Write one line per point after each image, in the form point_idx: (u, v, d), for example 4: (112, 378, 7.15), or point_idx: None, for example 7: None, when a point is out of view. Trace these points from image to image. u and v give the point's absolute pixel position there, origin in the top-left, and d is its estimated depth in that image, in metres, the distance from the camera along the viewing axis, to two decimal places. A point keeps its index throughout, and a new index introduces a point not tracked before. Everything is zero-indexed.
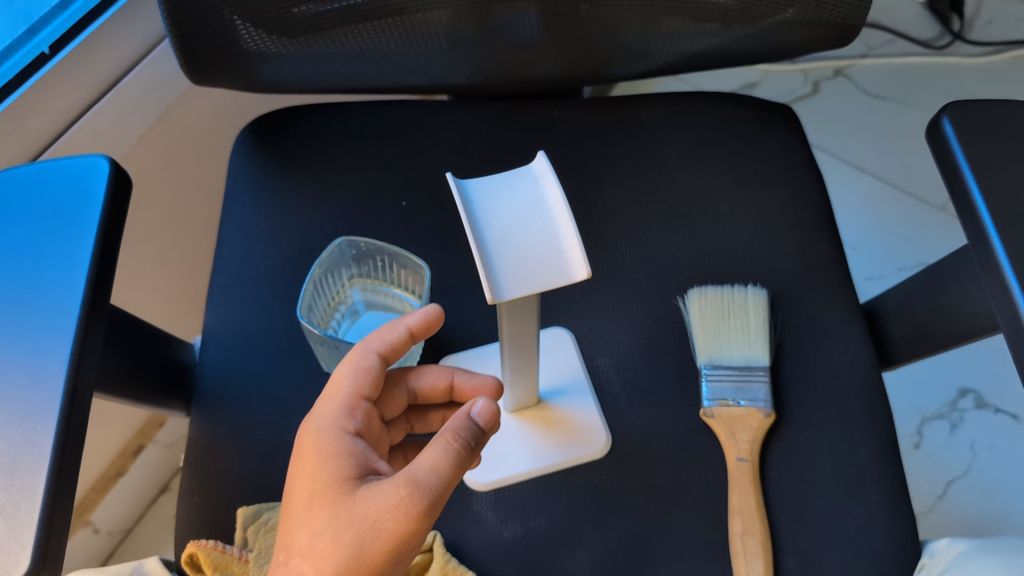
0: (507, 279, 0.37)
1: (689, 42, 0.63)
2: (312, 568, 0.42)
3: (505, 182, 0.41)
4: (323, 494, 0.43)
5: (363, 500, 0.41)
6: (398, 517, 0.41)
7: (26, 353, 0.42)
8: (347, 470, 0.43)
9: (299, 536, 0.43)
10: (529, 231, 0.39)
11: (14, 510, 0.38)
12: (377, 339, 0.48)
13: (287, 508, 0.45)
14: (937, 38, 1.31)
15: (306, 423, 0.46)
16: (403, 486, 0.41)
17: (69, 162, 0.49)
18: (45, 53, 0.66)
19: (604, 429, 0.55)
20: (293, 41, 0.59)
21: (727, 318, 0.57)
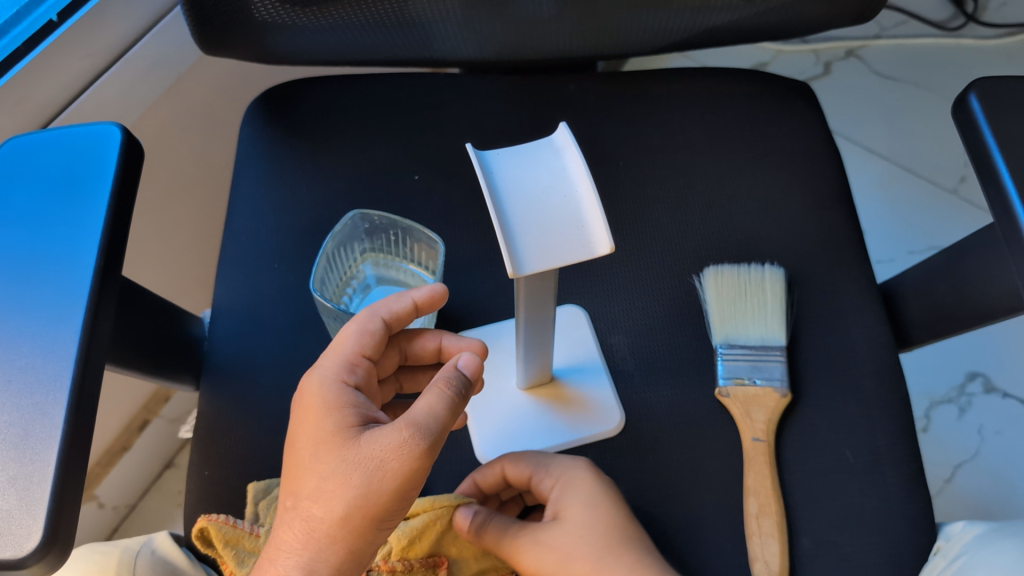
0: (527, 251, 0.36)
1: (708, 16, 0.62)
2: (323, 507, 0.41)
3: (526, 152, 0.40)
4: (328, 440, 0.42)
5: (367, 443, 0.41)
6: (402, 456, 0.41)
7: (36, 323, 0.41)
8: (352, 418, 0.43)
9: (306, 480, 0.42)
10: (550, 203, 0.38)
11: (27, 482, 0.37)
12: (384, 306, 0.49)
13: (289, 458, 0.44)
14: (950, 19, 1.30)
15: (307, 377, 0.46)
16: (405, 428, 0.41)
17: (80, 131, 0.48)
18: (53, 21, 0.64)
19: (617, 408, 0.54)
20: (306, 10, 0.58)
21: (741, 297, 0.57)
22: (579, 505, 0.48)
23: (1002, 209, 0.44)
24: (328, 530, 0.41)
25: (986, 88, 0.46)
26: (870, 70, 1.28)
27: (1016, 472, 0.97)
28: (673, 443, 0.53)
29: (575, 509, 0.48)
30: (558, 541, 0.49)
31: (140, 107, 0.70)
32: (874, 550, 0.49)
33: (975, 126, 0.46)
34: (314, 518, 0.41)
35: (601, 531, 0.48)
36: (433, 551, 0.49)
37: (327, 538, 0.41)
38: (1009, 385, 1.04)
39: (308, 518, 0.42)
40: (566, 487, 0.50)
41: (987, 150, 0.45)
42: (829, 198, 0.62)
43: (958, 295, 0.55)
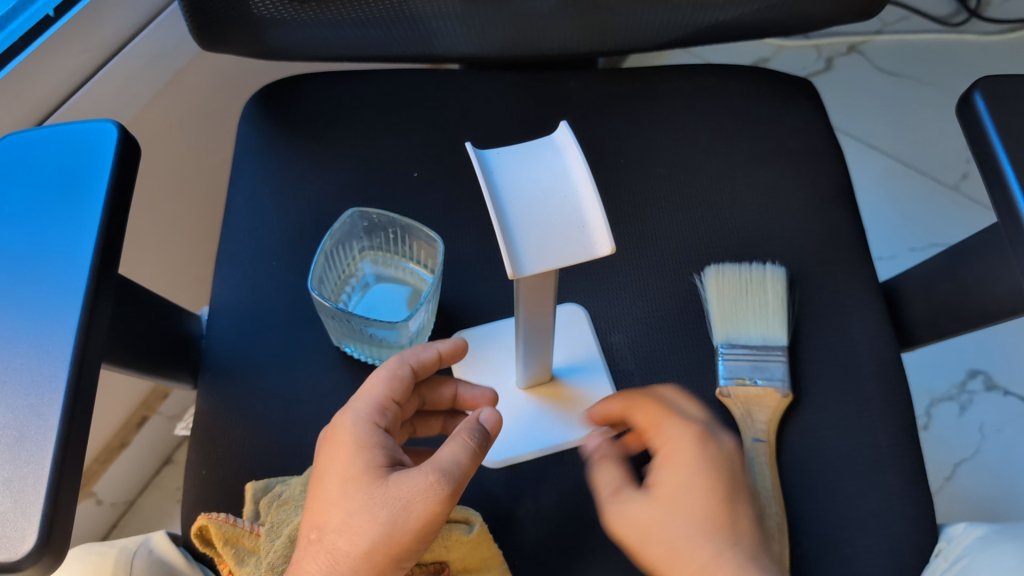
0: (527, 255, 0.36)
1: (710, 12, 0.62)
2: (348, 542, 0.42)
3: (525, 152, 0.39)
4: (357, 478, 0.43)
5: (395, 483, 0.42)
6: (427, 499, 0.41)
7: (32, 323, 0.41)
8: (380, 458, 0.44)
9: (333, 514, 0.43)
10: (550, 204, 0.37)
11: (23, 483, 0.37)
12: (413, 354, 0.48)
13: (315, 492, 0.45)
14: (952, 15, 1.29)
15: (339, 416, 0.46)
16: (431, 472, 0.42)
17: (75, 128, 0.47)
18: (50, 16, 0.64)
19: None
20: (305, 6, 0.58)
21: (739, 296, 0.56)
22: (669, 481, 0.45)
23: (1006, 210, 0.43)
24: (352, 565, 0.41)
25: (990, 87, 0.46)
26: (872, 65, 1.27)
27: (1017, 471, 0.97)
28: None
29: (665, 485, 0.45)
30: (642, 512, 0.44)
31: (138, 102, 0.70)
32: (874, 551, 0.49)
33: (979, 125, 0.45)
34: (338, 552, 0.42)
35: (699, 517, 0.44)
36: (435, 557, 0.48)
37: (349, 574, 0.42)
38: (1010, 383, 1.03)
39: (333, 551, 0.42)
40: (669, 457, 0.46)
41: (991, 150, 0.44)
42: (831, 196, 0.62)
43: (961, 295, 0.55)
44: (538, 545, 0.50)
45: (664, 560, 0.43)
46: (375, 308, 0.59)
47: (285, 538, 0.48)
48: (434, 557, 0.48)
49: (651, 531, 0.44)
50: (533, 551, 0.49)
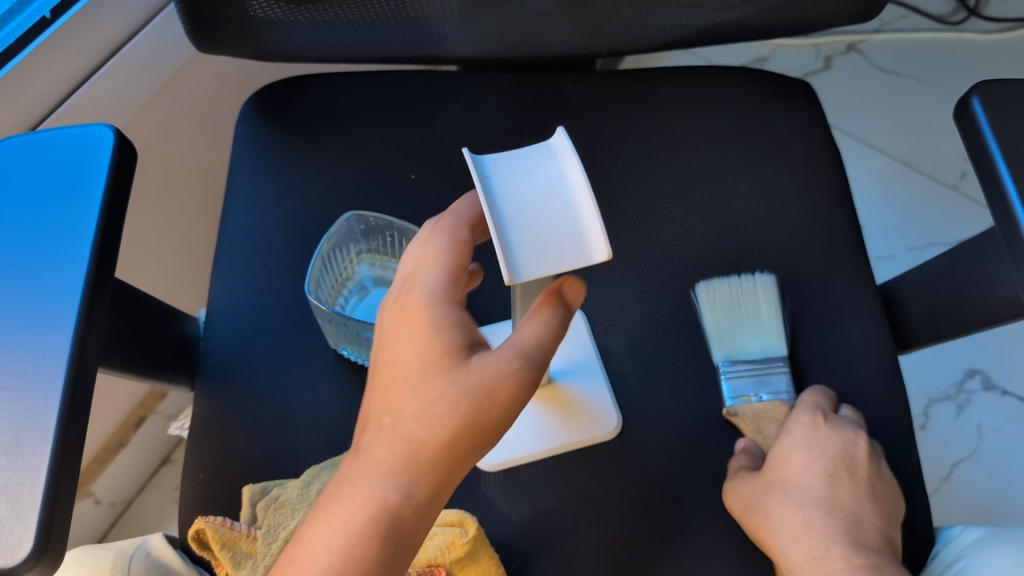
0: (522, 251, 0.36)
1: (708, 14, 0.62)
2: (430, 433, 0.39)
3: (525, 158, 0.40)
4: (435, 363, 0.39)
5: (478, 369, 0.39)
6: (510, 385, 0.39)
7: (29, 328, 0.41)
8: (460, 340, 0.40)
9: (410, 401, 0.39)
10: (546, 208, 0.37)
11: (19, 490, 0.36)
12: (469, 211, 0.42)
13: (386, 373, 0.41)
14: (951, 14, 1.29)
15: (408, 291, 0.42)
16: (515, 357, 0.39)
17: (72, 132, 0.47)
18: (46, 18, 0.64)
19: (616, 411, 0.53)
20: (303, 8, 0.58)
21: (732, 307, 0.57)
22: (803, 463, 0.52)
23: (1004, 215, 0.43)
24: (432, 456, 0.39)
25: (988, 92, 0.46)
26: (871, 64, 1.27)
27: (1015, 471, 0.97)
28: (670, 448, 0.52)
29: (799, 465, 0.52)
30: (752, 482, 0.50)
31: (135, 103, 0.70)
32: None
33: (976, 130, 0.45)
34: (416, 442, 0.39)
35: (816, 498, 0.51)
36: (430, 561, 0.49)
37: (428, 465, 0.39)
38: (1008, 383, 1.04)
39: (410, 441, 0.39)
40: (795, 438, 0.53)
41: (988, 155, 0.44)
42: (829, 199, 0.62)
43: (958, 298, 0.55)
44: (536, 546, 0.50)
45: (761, 529, 0.48)
46: (371, 309, 0.60)
47: (281, 542, 0.49)
48: (428, 561, 0.49)
49: (755, 501, 0.49)
50: (530, 553, 0.50)
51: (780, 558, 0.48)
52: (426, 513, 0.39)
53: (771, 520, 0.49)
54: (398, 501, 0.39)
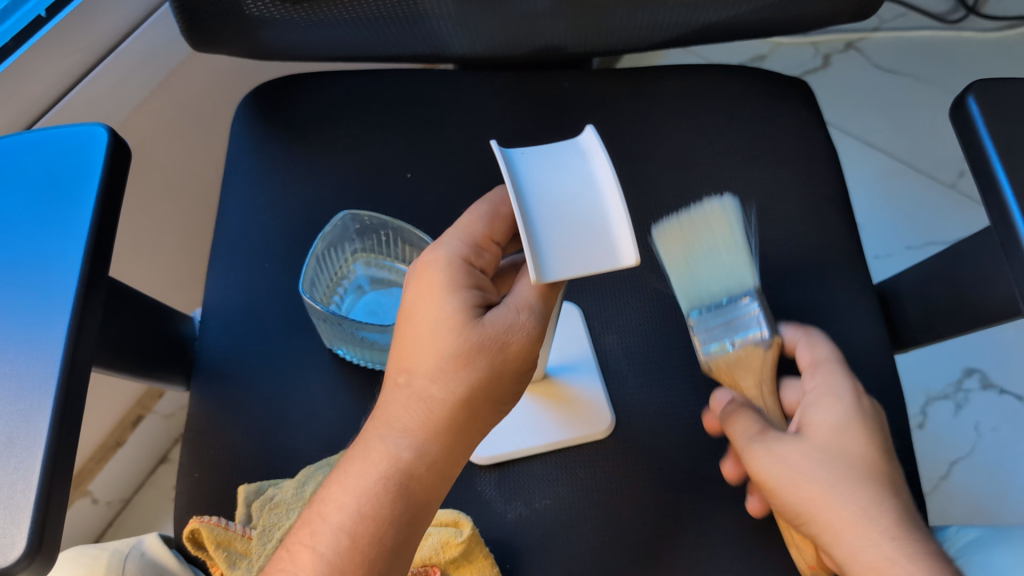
0: (549, 249, 0.36)
1: (704, 12, 0.61)
2: (444, 387, 0.42)
3: (555, 154, 0.40)
4: (451, 321, 0.42)
5: (489, 325, 0.42)
6: (520, 337, 0.42)
7: (23, 327, 0.41)
8: (476, 299, 0.43)
9: (425, 359, 0.42)
10: (574, 204, 0.38)
11: (12, 490, 0.36)
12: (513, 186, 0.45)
13: (403, 330, 0.44)
14: (950, 12, 1.29)
15: (430, 252, 0.43)
16: (524, 312, 0.42)
17: (66, 131, 0.47)
18: (41, 16, 0.64)
19: (610, 411, 0.53)
20: (298, 7, 0.58)
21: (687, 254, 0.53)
22: (827, 420, 0.49)
23: (999, 215, 0.43)
24: (448, 411, 0.42)
25: (983, 91, 0.46)
26: (869, 62, 1.27)
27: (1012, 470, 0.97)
28: (664, 447, 0.52)
29: (825, 425, 0.48)
30: (791, 453, 0.47)
31: (131, 102, 0.70)
32: None
33: (972, 129, 0.45)
34: (432, 399, 0.42)
35: (859, 465, 0.47)
36: (425, 560, 0.49)
37: (444, 421, 0.42)
38: (1006, 382, 1.04)
39: (427, 399, 0.42)
40: (821, 398, 0.50)
41: (984, 154, 0.44)
42: (826, 198, 0.62)
43: (955, 298, 0.55)
44: (530, 545, 0.50)
45: (815, 504, 0.46)
46: (368, 309, 0.59)
47: (275, 542, 0.49)
48: (423, 561, 0.49)
49: (799, 477, 0.46)
50: (525, 553, 0.50)
51: (844, 540, 0.45)
52: (437, 469, 0.43)
53: (826, 493, 0.46)
54: (410, 460, 0.42)
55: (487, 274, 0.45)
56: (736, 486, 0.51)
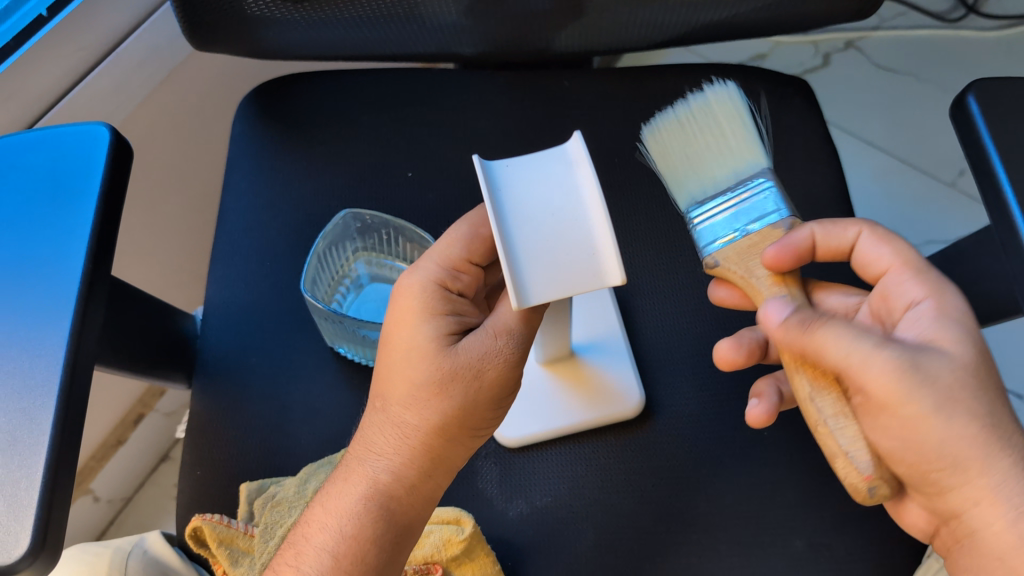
0: (534, 286, 0.36)
1: (704, 11, 0.62)
2: (417, 413, 0.42)
3: (536, 172, 0.39)
4: (423, 349, 0.42)
5: (463, 350, 0.42)
6: (497, 364, 0.42)
7: (25, 326, 0.41)
8: (450, 326, 0.43)
9: (399, 386, 0.43)
10: (558, 230, 0.37)
11: (15, 488, 0.37)
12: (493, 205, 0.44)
13: (383, 355, 0.44)
14: (950, 11, 1.29)
15: (406, 279, 0.44)
16: (500, 337, 0.42)
17: (68, 130, 0.47)
18: (42, 16, 0.64)
19: (638, 391, 0.54)
20: (299, 6, 0.58)
21: (696, 142, 0.48)
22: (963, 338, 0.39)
23: (999, 213, 0.43)
24: (422, 438, 0.42)
25: (984, 89, 0.46)
26: (869, 61, 1.27)
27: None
28: (664, 445, 0.52)
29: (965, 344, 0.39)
30: (942, 374, 0.37)
31: (132, 101, 0.70)
32: (868, 552, 0.49)
33: (972, 127, 0.45)
34: (406, 425, 0.42)
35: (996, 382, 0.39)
36: (427, 557, 0.50)
37: (419, 448, 0.42)
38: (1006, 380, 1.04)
39: (401, 425, 0.43)
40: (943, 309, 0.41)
41: (984, 152, 0.44)
42: (826, 197, 0.62)
43: None
44: (531, 543, 0.50)
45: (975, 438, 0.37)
46: (368, 307, 0.60)
47: (280, 540, 0.49)
48: (424, 558, 0.50)
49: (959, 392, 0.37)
50: (525, 551, 0.50)
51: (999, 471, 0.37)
52: (416, 492, 0.43)
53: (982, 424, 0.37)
54: (388, 481, 0.42)
55: (467, 297, 0.45)
56: (736, 484, 0.51)
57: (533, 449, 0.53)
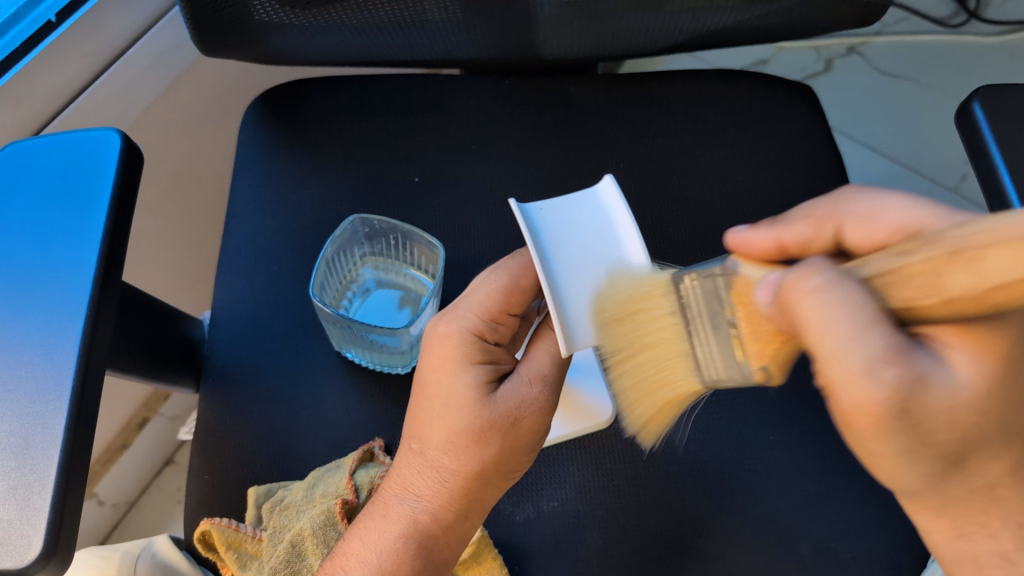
0: (580, 319, 0.43)
1: (711, 18, 0.62)
2: (456, 458, 0.44)
3: (576, 214, 0.48)
4: (462, 398, 0.44)
5: (502, 399, 0.44)
6: (535, 411, 0.45)
7: (36, 331, 0.41)
8: (487, 375, 0.45)
9: (436, 431, 0.44)
10: (601, 267, 0.45)
11: (28, 491, 0.37)
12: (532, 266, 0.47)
13: (418, 400, 0.46)
14: (952, 16, 1.28)
15: (443, 329, 0.46)
16: (537, 385, 0.45)
17: (79, 136, 0.48)
18: (52, 22, 0.64)
19: (608, 414, 0.54)
20: (306, 13, 0.58)
21: (641, 320, 0.41)
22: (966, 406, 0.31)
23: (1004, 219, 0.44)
24: (460, 481, 0.44)
25: (989, 95, 0.46)
26: (872, 66, 1.27)
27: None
28: (672, 450, 0.52)
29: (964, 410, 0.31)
30: (941, 406, 0.31)
31: (139, 106, 0.70)
32: (873, 556, 0.49)
33: (977, 133, 0.46)
34: (444, 469, 0.44)
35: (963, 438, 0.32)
36: None
37: (457, 491, 0.44)
38: None
39: (439, 468, 0.44)
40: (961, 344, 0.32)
41: (989, 159, 0.45)
42: None
43: None
44: (538, 546, 0.50)
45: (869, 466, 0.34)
46: (375, 311, 0.60)
47: (286, 544, 0.49)
48: None
49: (945, 423, 0.31)
50: (532, 554, 0.50)
51: (889, 476, 0.34)
52: (452, 532, 0.45)
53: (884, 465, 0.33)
54: (427, 521, 0.44)
55: (500, 345, 0.48)
56: (743, 489, 0.51)
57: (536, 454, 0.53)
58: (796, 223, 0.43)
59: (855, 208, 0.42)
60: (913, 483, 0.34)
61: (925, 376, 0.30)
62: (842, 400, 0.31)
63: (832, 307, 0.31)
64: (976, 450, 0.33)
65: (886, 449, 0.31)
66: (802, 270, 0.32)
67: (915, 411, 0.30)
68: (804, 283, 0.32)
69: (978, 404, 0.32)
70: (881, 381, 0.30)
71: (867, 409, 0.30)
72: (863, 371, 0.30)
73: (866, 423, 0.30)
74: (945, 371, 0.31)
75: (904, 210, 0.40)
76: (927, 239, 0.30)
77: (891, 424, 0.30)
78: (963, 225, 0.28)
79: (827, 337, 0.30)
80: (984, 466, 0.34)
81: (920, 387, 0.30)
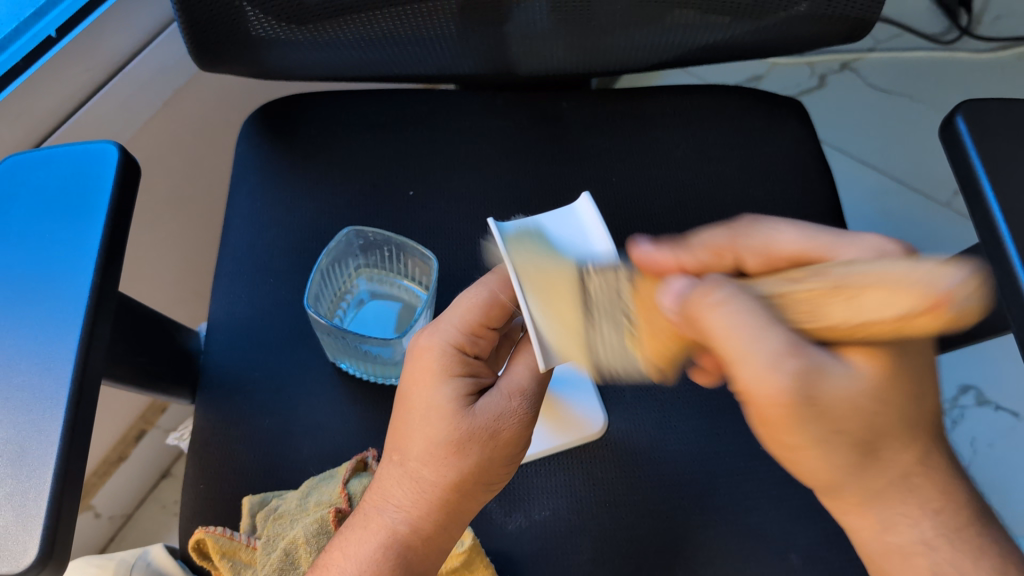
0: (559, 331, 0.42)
1: (701, 35, 0.62)
2: (436, 469, 0.44)
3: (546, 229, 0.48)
4: (441, 408, 0.45)
5: (482, 411, 0.45)
6: (514, 423, 0.45)
7: (34, 341, 0.42)
8: (467, 388, 0.46)
9: (417, 441, 0.45)
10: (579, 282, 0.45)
11: (24, 498, 0.37)
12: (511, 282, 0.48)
13: (399, 412, 0.47)
14: (944, 33, 1.30)
15: (425, 340, 0.47)
16: (516, 399, 0.46)
17: (77, 149, 0.48)
18: (52, 36, 0.65)
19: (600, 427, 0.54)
20: (303, 28, 0.59)
21: (553, 291, 0.42)
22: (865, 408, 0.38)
23: (986, 230, 0.44)
24: (438, 492, 0.44)
25: (972, 110, 0.47)
26: (865, 82, 1.29)
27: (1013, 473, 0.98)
28: (664, 460, 0.53)
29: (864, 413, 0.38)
30: (843, 394, 0.36)
31: (137, 121, 0.71)
32: (861, 564, 0.50)
33: (960, 147, 0.46)
34: (424, 479, 0.44)
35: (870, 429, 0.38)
36: None
37: (436, 502, 0.44)
38: (1000, 398, 1.04)
39: (418, 478, 0.45)
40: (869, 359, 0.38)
41: (973, 172, 0.45)
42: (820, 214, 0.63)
43: None
44: (529, 556, 0.50)
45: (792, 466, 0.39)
46: (370, 323, 0.61)
47: (281, 552, 0.50)
48: None
49: (844, 414, 0.37)
50: (524, 563, 0.50)
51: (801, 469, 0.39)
52: (431, 544, 0.45)
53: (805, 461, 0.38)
54: (406, 532, 0.44)
55: (482, 358, 0.48)
56: (734, 497, 0.52)
57: (528, 464, 0.53)
58: (696, 248, 0.46)
59: (751, 240, 0.47)
60: (835, 461, 0.39)
61: (820, 367, 0.36)
62: (748, 389, 0.36)
63: (715, 305, 0.37)
64: (885, 439, 0.39)
65: (803, 436, 0.37)
66: (700, 287, 0.38)
67: (815, 399, 0.36)
68: (701, 291, 0.38)
69: (880, 394, 0.38)
70: (786, 373, 0.35)
71: (762, 396, 0.36)
72: (771, 365, 0.35)
73: (776, 414, 0.36)
74: (845, 369, 0.36)
75: (796, 237, 0.47)
76: (815, 273, 0.38)
77: (796, 410, 0.35)
78: (843, 267, 0.37)
79: (733, 339, 0.36)
80: (896, 457, 0.40)
81: (820, 375, 0.36)
